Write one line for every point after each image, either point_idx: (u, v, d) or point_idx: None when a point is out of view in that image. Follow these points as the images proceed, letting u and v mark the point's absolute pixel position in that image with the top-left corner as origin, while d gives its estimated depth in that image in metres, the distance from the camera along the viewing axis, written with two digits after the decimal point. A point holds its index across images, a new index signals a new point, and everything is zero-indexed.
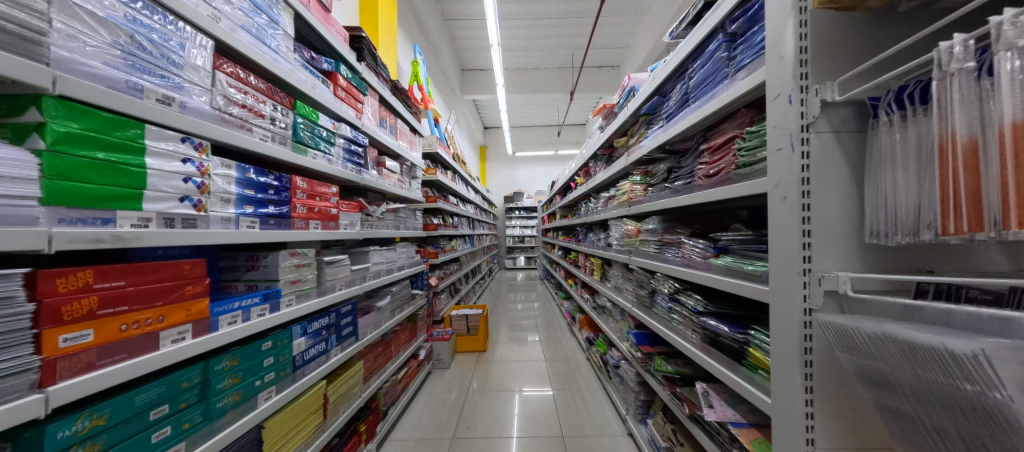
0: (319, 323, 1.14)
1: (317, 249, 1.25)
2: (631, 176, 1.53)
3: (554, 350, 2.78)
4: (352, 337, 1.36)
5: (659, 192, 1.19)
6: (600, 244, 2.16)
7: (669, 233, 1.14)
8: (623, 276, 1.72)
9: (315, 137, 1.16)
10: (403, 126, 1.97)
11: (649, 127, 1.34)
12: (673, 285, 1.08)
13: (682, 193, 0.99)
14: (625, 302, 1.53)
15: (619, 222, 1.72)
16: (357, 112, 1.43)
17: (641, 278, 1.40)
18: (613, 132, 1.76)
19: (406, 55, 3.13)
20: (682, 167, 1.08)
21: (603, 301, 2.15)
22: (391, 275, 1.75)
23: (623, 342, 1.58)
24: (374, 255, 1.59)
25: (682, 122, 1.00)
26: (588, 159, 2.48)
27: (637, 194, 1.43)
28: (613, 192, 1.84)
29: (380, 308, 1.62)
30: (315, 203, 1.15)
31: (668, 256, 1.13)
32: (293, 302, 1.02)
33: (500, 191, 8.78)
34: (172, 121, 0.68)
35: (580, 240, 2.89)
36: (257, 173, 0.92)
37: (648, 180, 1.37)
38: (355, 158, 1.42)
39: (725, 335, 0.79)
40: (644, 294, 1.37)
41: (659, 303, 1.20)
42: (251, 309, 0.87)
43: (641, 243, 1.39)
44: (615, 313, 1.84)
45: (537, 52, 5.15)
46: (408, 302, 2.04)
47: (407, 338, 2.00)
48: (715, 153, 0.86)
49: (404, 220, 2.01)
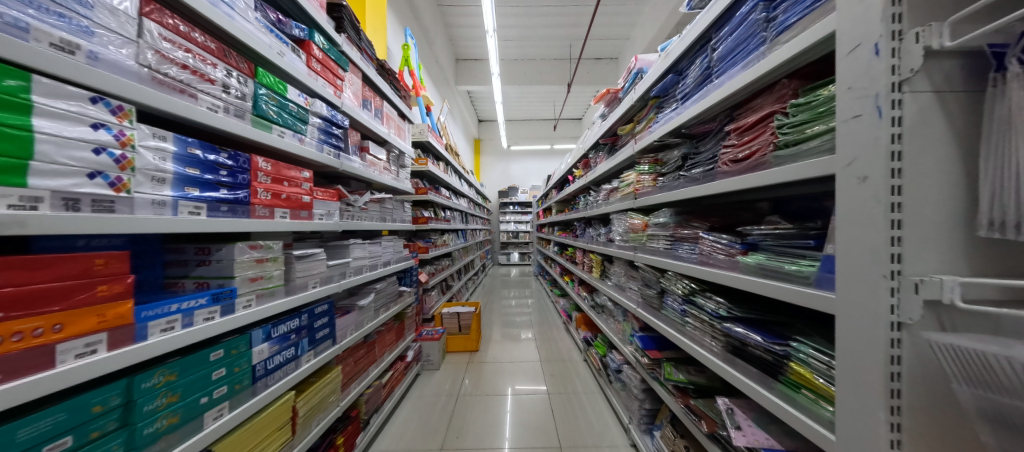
0: (288, 326, 1.01)
1: (289, 242, 1.10)
2: (637, 166, 1.41)
3: (550, 350, 2.69)
4: (329, 340, 1.22)
5: (674, 183, 1.08)
6: (600, 240, 2.06)
7: (683, 227, 1.04)
8: (626, 275, 1.61)
9: (283, 113, 0.97)
10: (391, 110, 1.80)
11: (660, 111, 1.22)
12: (688, 286, 0.98)
13: (701, 182, 0.89)
14: (629, 303, 1.43)
15: (623, 216, 1.61)
16: (336, 89, 1.24)
17: (648, 276, 1.31)
18: (616, 119, 1.64)
19: (396, 38, 2.95)
20: (702, 153, 0.97)
21: (602, 300, 2.06)
22: (376, 271, 1.61)
23: (625, 346, 1.51)
24: (356, 250, 1.44)
25: (704, 101, 0.89)
26: (588, 149, 2.36)
27: (645, 184, 1.32)
28: (616, 184, 1.73)
29: (363, 307, 1.48)
30: (283, 189, 0.98)
31: (682, 254, 1.03)
32: (253, 304, 0.87)
33: (494, 186, 8.62)
34: (87, 78, 0.51)
35: (578, 236, 2.78)
36: (204, 150, 0.75)
37: (658, 169, 1.25)
38: (333, 139, 1.24)
39: (755, 345, 0.69)
40: (651, 294, 1.27)
41: (670, 305, 1.11)
42: (196, 312, 0.73)
43: (648, 238, 1.28)
44: (617, 314, 1.74)
45: (534, 41, 4.97)
46: (395, 300, 1.90)
47: (394, 339, 1.86)
48: (744, 134, 0.76)
49: (391, 212, 1.86)
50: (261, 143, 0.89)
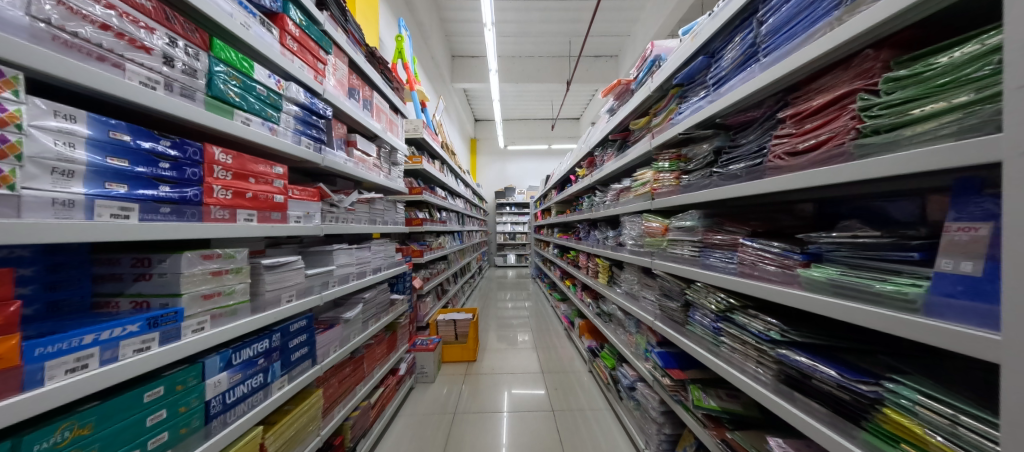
0: (258, 349, 0.85)
1: (258, 249, 0.94)
2: (655, 162, 1.31)
3: (550, 359, 2.56)
4: (308, 360, 1.06)
5: (707, 181, 0.97)
6: (608, 243, 1.94)
7: (715, 232, 0.97)
8: (640, 283, 1.52)
9: (248, 96, 0.80)
10: (382, 101, 1.64)
11: (682, 104, 1.14)
12: (726, 302, 0.91)
13: (746, 179, 0.81)
14: (647, 317, 1.34)
15: (637, 218, 1.50)
16: (317, 74, 1.08)
17: (669, 287, 1.23)
18: (628, 113, 1.53)
19: (390, 28, 2.79)
20: (741, 147, 0.88)
21: (610, 308, 1.94)
22: (364, 279, 1.45)
23: (640, 362, 1.44)
24: (343, 256, 1.29)
25: (746, 86, 0.79)
26: (593, 147, 2.25)
27: (666, 183, 1.22)
28: (627, 183, 1.63)
29: (350, 320, 1.33)
30: (248, 187, 0.81)
31: (715, 264, 0.95)
32: (207, 327, 0.71)
33: (490, 187, 8.46)
34: None
35: (581, 239, 2.65)
36: (137, 136, 0.58)
37: (682, 165, 1.14)
38: (312, 130, 1.07)
39: (823, 379, 0.63)
40: (675, 307, 1.18)
41: (697, 321, 1.05)
42: (123, 343, 0.56)
43: (669, 244, 1.20)
44: (628, 325, 1.65)
45: (533, 38, 4.86)
46: (386, 309, 1.75)
47: (385, 352, 1.71)
48: (806, 121, 0.68)
49: (383, 214, 1.70)
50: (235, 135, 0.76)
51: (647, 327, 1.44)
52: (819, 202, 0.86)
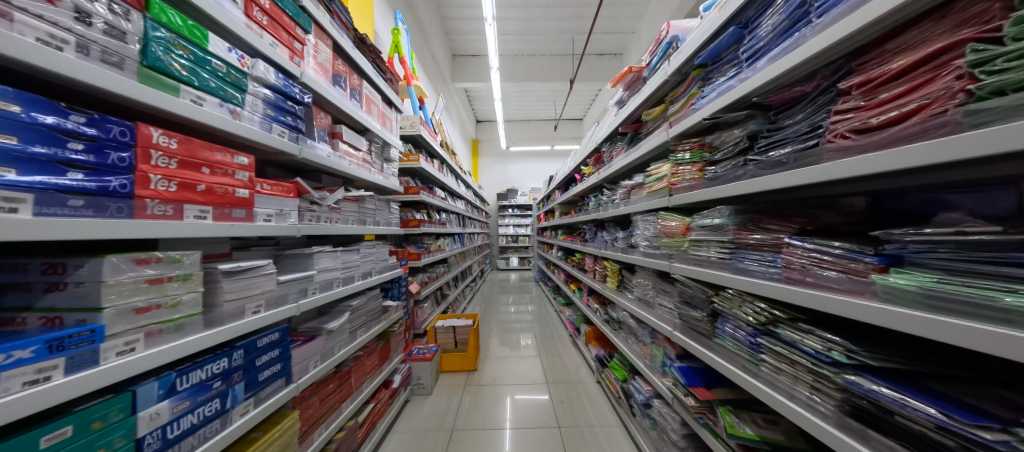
0: (214, 369, 0.72)
1: (223, 251, 0.84)
2: (674, 154, 1.17)
3: (555, 368, 2.40)
4: (282, 379, 0.93)
5: (742, 171, 0.83)
6: (618, 245, 1.79)
7: (751, 232, 0.83)
8: (655, 289, 1.38)
9: (200, 71, 0.67)
10: (373, 93, 1.52)
11: (705, 87, 1.01)
12: (767, 312, 0.77)
13: (796, 167, 0.67)
14: (665, 327, 1.20)
15: (652, 217, 1.36)
16: (293, 55, 0.96)
17: (690, 294, 1.10)
18: (640, 102, 1.40)
19: (387, 22, 2.68)
20: (783, 129, 0.74)
21: (620, 314, 1.80)
22: (351, 285, 1.31)
23: (657, 376, 1.29)
24: (326, 259, 1.15)
25: (791, 54, 0.66)
26: (601, 143, 2.11)
27: (687, 177, 1.08)
28: (639, 179, 1.49)
29: (334, 331, 1.20)
30: (201, 178, 0.68)
31: (750, 269, 0.82)
32: (138, 349, 0.57)
33: (492, 188, 8.34)
34: None
35: (588, 241, 2.51)
36: (31, 108, 0.44)
37: (705, 156, 1.01)
38: (288, 117, 0.95)
39: (910, 417, 0.49)
40: (698, 316, 1.04)
41: (727, 333, 0.91)
42: (12, 375, 0.41)
43: (692, 245, 1.06)
44: (642, 335, 1.51)
45: (535, 36, 4.76)
46: (378, 317, 1.61)
47: (376, 363, 1.57)
48: (882, 89, 0.54)
49: (374, 214, 1.58)
50: (178, 115, 0.63)
51: (665, 338, 1.29)
52: (877, 194, 0.71)
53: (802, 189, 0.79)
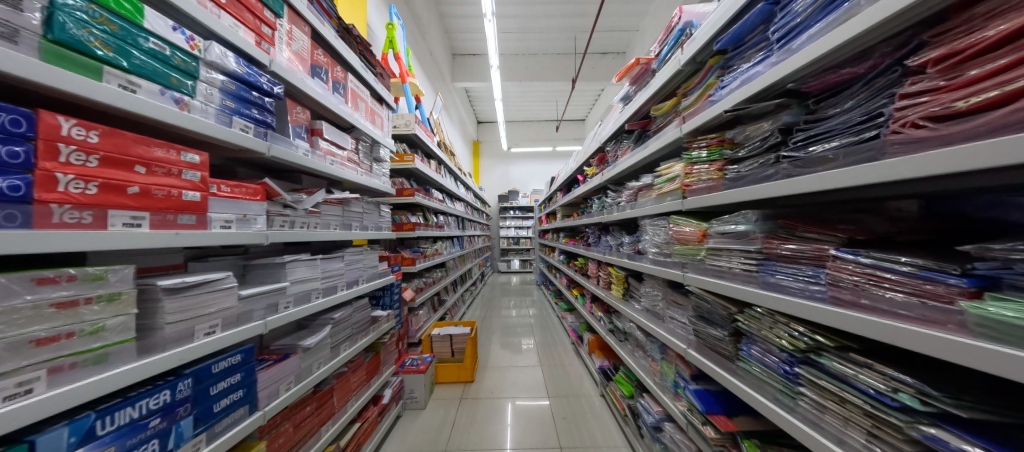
0: (151, 405, 0.61)
1: (180, 263, 0.78)
2: (687, 152, 1.06)
3: (557, 379, 2.27)
4: (245, 407, 0.81)
5: (773, 170, 0.71)
6: (624, 250, 1.68)
7: (784, 241, 0.71)
8: (665, 300, 1.26)
9: (133, 52, 0.57)
10: (360, 88, 1.42)
11: (725, 75, 0.90)
12: (808, 338, 0.64)
13: (845, 164, 0.55)
14: (679, 344, 1.07)
15: (662, 221, 1.24)
16: (261, 40, 0.86)
17: (707, 308, 0.97)
18: (649, 96, 1.29)
19: (381, 17, 2.58)
20: (826, 119, 0.62)
21: (626, 325, 1.67)
22: (333, 296, 1.20)
23: (669, 397, 1.16)
24: (303, 269, 1.04)
25: (838, 29, 0.54)
26: (605, 142, 2.00)
27: (704, 177, 0.96)
28: (647, 180, 1.37)
29: (313, 348, 1.09)
30: (132, 178, 0.57)
31: (783, 285, 0.69)
32: (37, 392, 0.46)
33: (494, 190, 8.24)
34: None
35: (591, 245, 2.38)
36: None
37: (725, 153, 0.89)
38: (254, 110, 0.84)
39: None
40: (716, 334, 0.91)
41: (754, 356, 0.78)
42: None
43: (710, 254, 0.94)
44: (650, 349, 1.38)
45: (536, 34, 4.66)
46: (366, 328, 1.50)
47: (363, 379, 1.45)
48: (969, 65, 0.41)
49: (361, 217, 1.47)
50: (99, 103, 0.52)
51: (677, 355, 1.16)
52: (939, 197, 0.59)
53: (845, 191, 0.66)
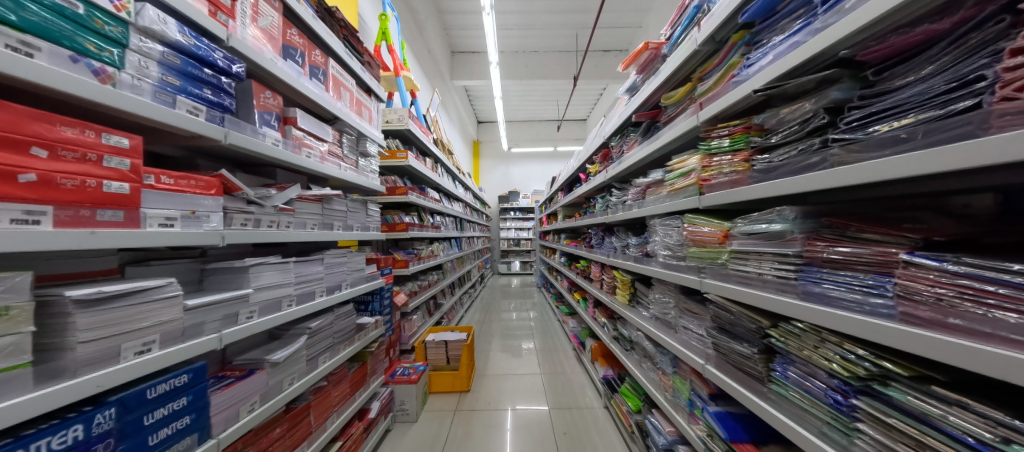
0: (54, 445, 0.48)
1: (117, 267, 0.66)
2: (705, 142, 0.93)
3: (558, 389, 2.14)
4: (193, 437, 0.69)
5: (819, 158, 0.58)
6: (630, 252, 1.56)
7: (832, 243, 0.58)
8: (677, 308, 1.13)
9: (29, 6, 0.45)
10: (345, 76, 1.31)
11: (753, 51, 0.78)
12: (869, 363, 0.50)
13: (927, 145, 0.43)
14: (696, 359, 0.94)
15: (673, 221, 1.12)
16: (217, 11, 0.74)
17: (729, 320, 0.84)
18: (660, 84, 1.18)
19: (374, 9, 2.48)
20: (892, 92, 0.50)
21: (632, 333, 1.55)
22: (309, 303, 1.08)
23: (684, 417, 1.03)
24: (271, 273, 0.92)
25: None
26: (609, 137, 1.89)
27: (726, 169, 0.84)
28: (657, 175, 1.25)
29: (282, 363, 0.96)
30: (30, 165, 0.45)
31: (833, 296, 0.56)
32: None
33: (494, 191, 8.14)
34: None
35: (594, 247, 2.26)
36: None
37: (753, 140, 0.77)
38: (204, 89, 0.73)
39: None
40: (741, 350, 0.78)
41: (791, 379, 0.64)
42: None
43: (733, 258, 0.81)
44: (659, 361, 1.25)
45: (537, 31, 4.56)
46: (351, 337, 1.38)
47: (347, 392, 1.33)
48: None
49: (344, 216, 1.35)
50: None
51: (692, 370, 1.02)
52: (1014, 192, 0.48)
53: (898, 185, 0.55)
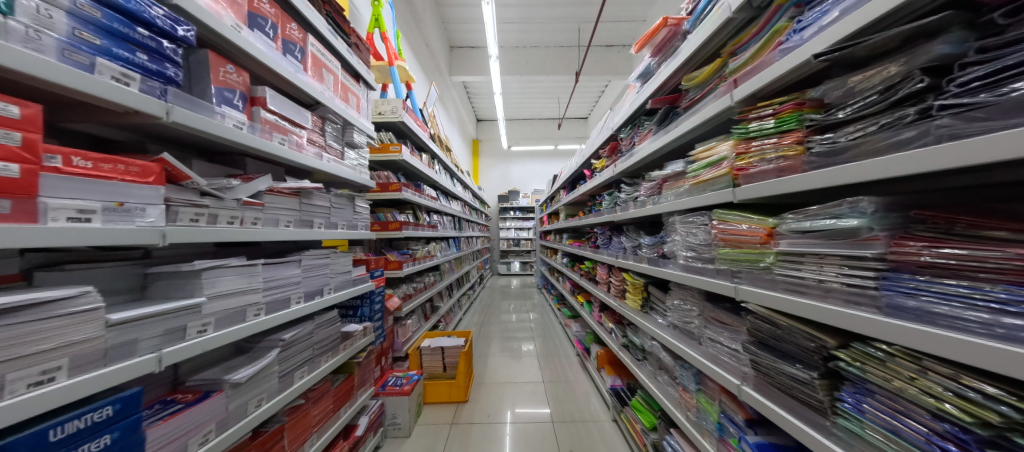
0: None
1: (24, 272, 0.53)
2: (742, 125, 0.80)
3: (562, 398, 2.00)
4: None
5: (915, 133, 0.45)
6: (642, 254, 1.42)
7: (928, 242, 0.45)
8: (702, 317, 0.99)
9: None
10: (327, 56, 1.17)
11: (807, 11, 0.65)
12: (1003, 407, 0.36)
13: None
14: (730, 378, 0.80)
15: (698, 218, 0.99)
16: None
17: (777, 335, 0.69)
18: (681, 63, 1.04)
19: None
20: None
21: (645, 342, 1.41)
22: (282, 312, 0.94)
23: (711, 443, 0.89)
24: (231, 278, 0.78)
25: None
26: (618, 129, 1.75)
27: (771, 155, 0.71)
28: (676, 167, 1.12)
29: (247, 383, 0.82)
30: None
31: (936, 313, 0.42)
32: None
33: (494, 190, 8.01)
34: None
35: (600, 247, 2.13)
36: None
37: (808, 119, 0.63)
38: (138, 52, 0.59)
39: None
40: (793, 373, 0.64)
41: (871, 415, 0.50)
42: None
43: (780, 261, 0.68)
44: (679, 375, 1.11)
45: (539, 25, 4.43)
46: (335, 347, 1.24)
47: (330, 409, 1.19)
48: None
49: (327, 213, 1.22)
50: None
51: (721, 389, 0.89)
52: None
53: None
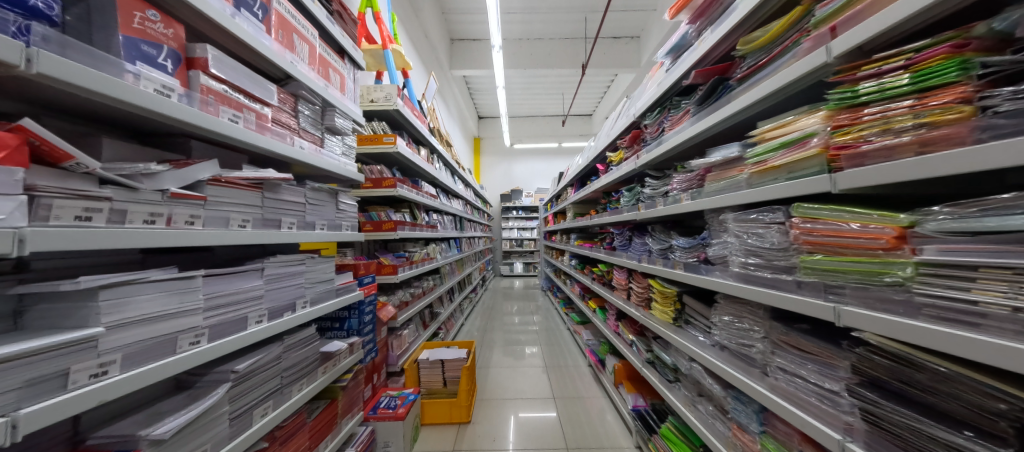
0: None
1: None
2: (848, 87, 0.59)
3: (576, 417, 1.80)
4: None
5: None
6: (675, 257, 1.22)
7: None
8: (771, 341, 0.79)
9: None
10: (299, 20, 0.97)
11: None
12: None
13: None
14: (826, 430, 0.58)
15: (764, 216, 0.79)
16: None
17: (917, 382, 0.49)
18: (735, 22, 0.84)
19: None
20: None
21: (678, 361, 1.21)
22: (236, 336, 0.74)
23: None
24: (151, 297, 0.58)
25: None
26: (640, 116, 1.55)
27: (902, 123, 0.50)
28: (727, 153, 0.92)
29: (183, 432, 0.62)
30: None
31: None
32: None
33: (496, 189, 7.81)
34: None
35: (617, 249, 1.93)
36: None
37: (980, 64, 0.42)
38: None
39: None
40: (955, 441, 0.43)
41: None
42: None
43: (921, 276, 0.48)
44: (730, 408, 0.91)
45: (542, 15, 4.22)
46: (314, 372, 1.04)
47: (308, 446, 0.99)
48: None
49: (301, 212, 1.02)
50: None
51: (803, 437, 0.68)
52: None
53: None
